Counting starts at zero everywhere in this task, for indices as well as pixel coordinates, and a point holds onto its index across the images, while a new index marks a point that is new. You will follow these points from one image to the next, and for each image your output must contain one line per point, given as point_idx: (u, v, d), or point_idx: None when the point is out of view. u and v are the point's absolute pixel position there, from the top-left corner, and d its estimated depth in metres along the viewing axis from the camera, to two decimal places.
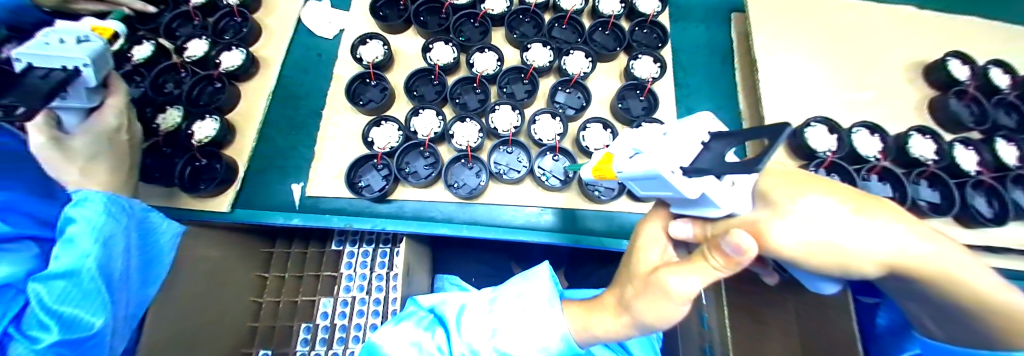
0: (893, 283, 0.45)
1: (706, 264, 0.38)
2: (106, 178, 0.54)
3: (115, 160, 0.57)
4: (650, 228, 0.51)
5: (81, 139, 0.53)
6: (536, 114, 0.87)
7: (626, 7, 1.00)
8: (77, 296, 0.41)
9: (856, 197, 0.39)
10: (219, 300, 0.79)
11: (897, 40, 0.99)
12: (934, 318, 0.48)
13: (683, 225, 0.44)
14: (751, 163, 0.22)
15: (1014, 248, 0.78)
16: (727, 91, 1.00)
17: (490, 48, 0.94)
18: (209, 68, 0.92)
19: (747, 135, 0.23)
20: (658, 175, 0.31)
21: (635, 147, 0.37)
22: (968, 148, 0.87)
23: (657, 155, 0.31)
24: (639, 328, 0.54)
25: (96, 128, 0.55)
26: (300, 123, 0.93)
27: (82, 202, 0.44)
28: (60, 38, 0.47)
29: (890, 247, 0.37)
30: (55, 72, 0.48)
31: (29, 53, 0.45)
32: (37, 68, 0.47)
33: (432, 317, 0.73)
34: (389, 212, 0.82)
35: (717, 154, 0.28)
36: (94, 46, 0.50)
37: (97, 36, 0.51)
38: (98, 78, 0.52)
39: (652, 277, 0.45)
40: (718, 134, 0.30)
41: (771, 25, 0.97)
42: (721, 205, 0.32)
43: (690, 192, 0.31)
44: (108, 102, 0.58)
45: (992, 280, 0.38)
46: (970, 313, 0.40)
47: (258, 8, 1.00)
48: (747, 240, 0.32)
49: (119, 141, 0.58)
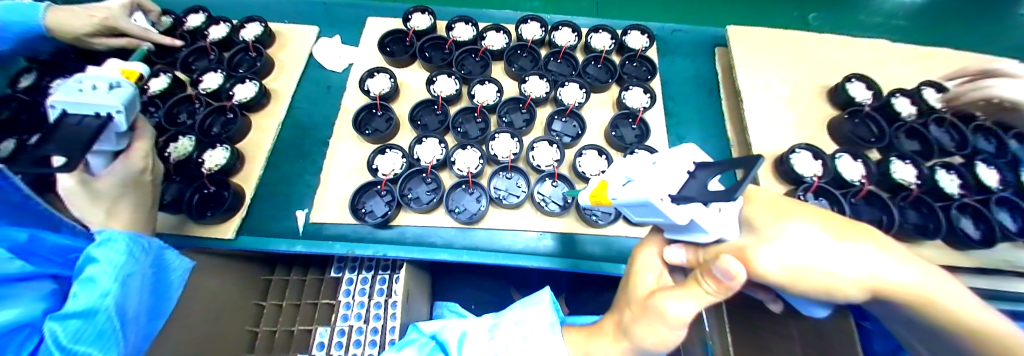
0: (883, 307, 0.46)
1: (700, 289, 0.40)
2: (128, 220, 0.57)
3: (139, 198, 0.60)
4: (646, 253, 0.53)
5: (108, 179, 0.56)
6: (534, 142, 0.91)
7: (616, 43, 1.08)
8: (89, 336, 0.41)
9: (836, 224, 0.42)
10: (216, 331, 0.78)
11: (871, 71, 1.06)
12: (926, 343, 0.49)
13: (677, 251, 0.46)
14: (727, 192, 0.25)
15: (1006, 269, 0.79)
16: (715, 119, 1.05)
17: (490, 81, 1.00)
18: (222, 100, 0.96)
19: (730, 165, 0.27)
20: (648, 202, 0.33)
21: (626, 175, 0.40)
22: (949, 173, 0.91)
23: (647, 185, 0.34)
24: (639, 353, 0.54)
25: (121, 170, 0.57)
26: (307, 152, 0.96)
27: (107, 242, 0.46)
28: (93, 85, 0.51)
29: (871, 273, 0.39)
30: (88, 118, 0.50)
31: (64, 100, 0.49)
32: (70, 114, 0.50)
33: (433, 343, 0.72)
34: (391, 238, 0.83)
35: (702, 183, 0.31)
36: (126, 91, 0.54)
37: (127, 82, 0.56)
38: (127, 122, 0.55)
39: (648, 301, 0.46)
40: (702, 163, 0.34)
41: (752, 58, 1.04)
42: (709, 230, 0.34)
43: (679, 218, 0.33)
44: (134, 145, 0.60)
45: (972, 302, 0.39)
46: (967, 351, 0.40)
47: (271, 44, 1.06)
48: (735, 265, 0.34)
49: (143, 182, 0.61)
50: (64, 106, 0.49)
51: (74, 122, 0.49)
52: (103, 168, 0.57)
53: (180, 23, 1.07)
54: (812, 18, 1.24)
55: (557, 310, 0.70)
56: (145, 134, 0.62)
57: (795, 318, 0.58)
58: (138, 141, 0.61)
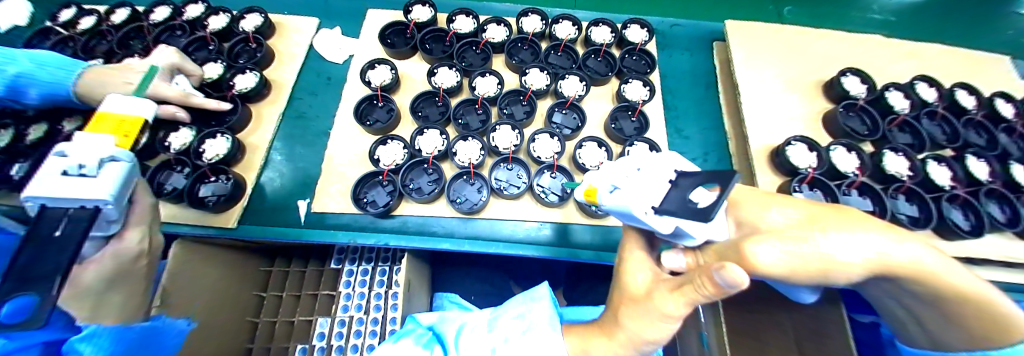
0: (882, 284, 0.50)
1: (697, 292, 0.40)
2: (143, 270, 0.54)
3: (129, 293, 0.53)
4: (634, 255, 0.55)
5: (93, 271, 0.47)
6: (535, 133, 0.92)
7: (616, 37, 1.09)
8: None
9: (810, 211, 0.46)
10: (221, 320, 0.79)
11: (867, 64, 1.08)
12: (907, 305, 0.53)
13: (675, 257, 0.49)
14: (703, 214, 0.26)
15: (993, 259, 0.81)
16: (711, 112, 1.07)
17: (491, 73, 1.00)
18: (222, 90, 0.95)
19: (708, 178, 0.28)
20: (633, 213, 0.36)
21: (612, 182, 0.40)
22: (941, 164, 0.92)
23: (633, 194, 0.36)
24: (639, 348, 0.54)
25: (115, 258, 0.49)
26: (307, 143, 0.96)
27: (90, 337, 0.47)
28: (80, 164, 0.36)
29: (867, 253, 0.42)
30: (72, 213, 0.36)
31: (45, 195, 0.34)
32: (52, 208, 0.36)
33: (430, 334, 0.73)
34: (394, 227, 0.84)
35: (683, 193, 0.32)
36: (122, 168, 0.40)
37: (122, 153, 0.41)
38: (117, 208, 0.41)
39: (648, 301, 0.48)
40: (683, 172, 0.35)
41: (749, 51, 1.05)
42: (696, 235, 0.37)
43: (662, 226, 0.36)
44: (127, 232, 0.50)
45: (957, 271, 0.44)
46: (949, 302, 0.46)
47: (271, 35, 1.06)
48: (739, 274, 0.33)
49: (135, 269, 0.52)
50: (44, 200, 0.35)
51: (57, 220, 0.36)
52: (92, 259, 0.48)
53: (105, 20, 1.05)
54: (787, 12, 1.30)
55: (556, 305, 0.70)
56: (142, 218, 0.51)
57: (791, 309, 0.61)
58: (134, 225, 0.50)
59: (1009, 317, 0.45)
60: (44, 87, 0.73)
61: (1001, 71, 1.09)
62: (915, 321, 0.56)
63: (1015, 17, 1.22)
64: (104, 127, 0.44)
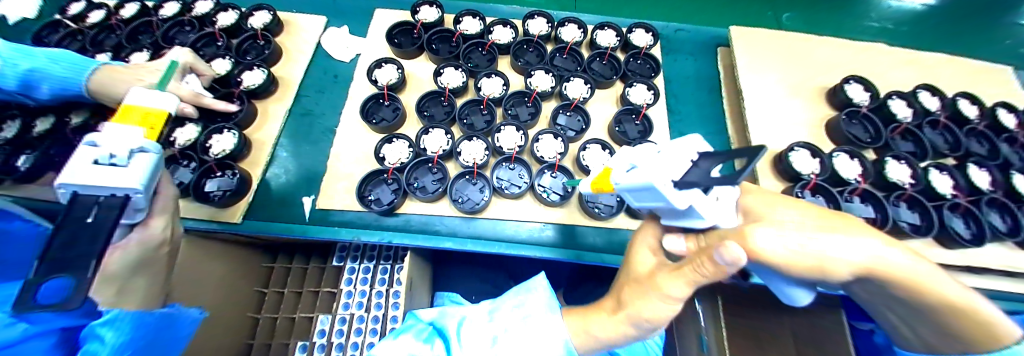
0: (867, 287, 0.51)
1: (696, 273, 0.43)
2: (162, 257, 0.53)
3: (149, 279, 0.52)
4: (642, 237, 0.56)
5: (118, 256, 0.46)
6: (539, 134, 0.92)
7: (621, 40, 1.09)
8: None
9: (809, 213, 0.47)
10: (226, 316, 0.80)
11: (870, 72, 1.08)
12: (891, 307, 0.53)
13: (677, 241, 0.49)
14: (733, 176, 0.28)
15: (994, 268, 0.81)
16: (714, 117, 1.08)
17: (496, 74, 1.01)
18: (231, 87, 0.95)
19: (731, 155, 0.29)
20: (652, 187, 0.35)
21: (631, 161, 0.41)
22: (942, 173, 0.93)
23: (651, 170, 0.35)
24: (634, 324, 0.56)
25: (138, 246, 0.48)
26: (312, 139, 0.97)
27: (112, 322, 0.41)
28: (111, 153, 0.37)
29: (860, 255, 0.42)
30: (103, 201, 0.37)
31: (77, 182, 0.35)
32: (84, 195, 0.36)
33: (430, 329, 0.71)
34: (396, 225, 0.85)
35: (704, 171, 0.34)
36: (151, 159, 0.40)
37: (151, 144, 0.41)
38: (145, 197, 0.42)
39: (649, 281, 0.51)
40: (705, 153, 0.36)
41: (753, 57, 1.05)
42: (706, 216, 0.36)
43: (679, 203, 0.35)
44: (153, 221, 0.50)
45: (943, 279, 0.44)
46: (936, 310, 0.46)
47: (280, 32, 1.06)
48: (737, 251, 0.36)
49: (157, 257, 0.52)
50: (76, 188, 0.35)
51: (87, 208, 0.36)
52: (118, 244, 0.47)
53: (114, 14, 1.06)
54: (786, 18, 1.31)
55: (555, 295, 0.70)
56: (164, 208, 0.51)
57: (792, 313, 0.62)
58: (157, 214, 0.50)
59: (992, 324, 0.45)
60: (57, 82, 0.74)
61: (1005, 80, 1.10)
62: (904, 323, 0.56)
63: (1015, 28, 1.23)
64: (131, 118, 0.44)
